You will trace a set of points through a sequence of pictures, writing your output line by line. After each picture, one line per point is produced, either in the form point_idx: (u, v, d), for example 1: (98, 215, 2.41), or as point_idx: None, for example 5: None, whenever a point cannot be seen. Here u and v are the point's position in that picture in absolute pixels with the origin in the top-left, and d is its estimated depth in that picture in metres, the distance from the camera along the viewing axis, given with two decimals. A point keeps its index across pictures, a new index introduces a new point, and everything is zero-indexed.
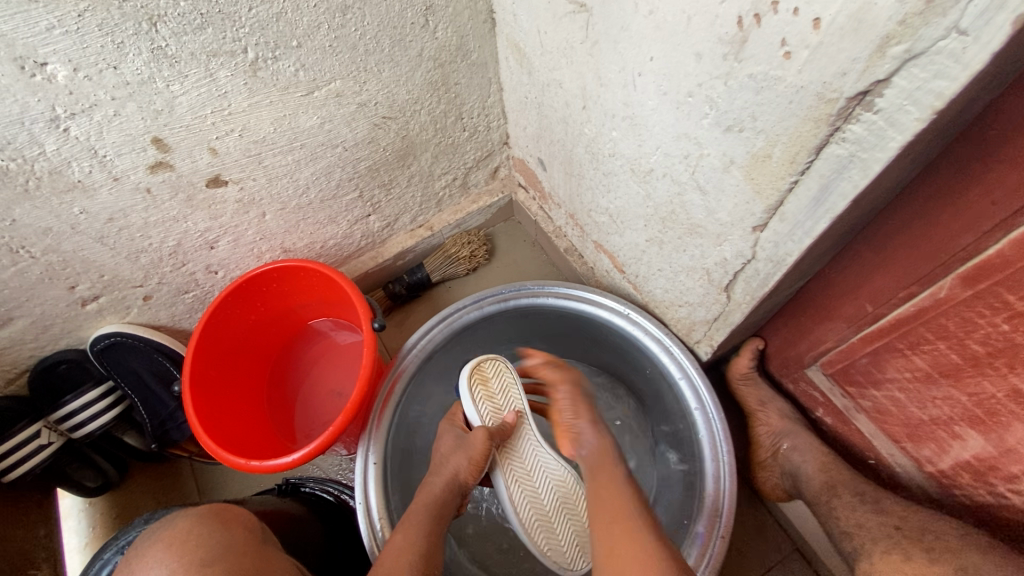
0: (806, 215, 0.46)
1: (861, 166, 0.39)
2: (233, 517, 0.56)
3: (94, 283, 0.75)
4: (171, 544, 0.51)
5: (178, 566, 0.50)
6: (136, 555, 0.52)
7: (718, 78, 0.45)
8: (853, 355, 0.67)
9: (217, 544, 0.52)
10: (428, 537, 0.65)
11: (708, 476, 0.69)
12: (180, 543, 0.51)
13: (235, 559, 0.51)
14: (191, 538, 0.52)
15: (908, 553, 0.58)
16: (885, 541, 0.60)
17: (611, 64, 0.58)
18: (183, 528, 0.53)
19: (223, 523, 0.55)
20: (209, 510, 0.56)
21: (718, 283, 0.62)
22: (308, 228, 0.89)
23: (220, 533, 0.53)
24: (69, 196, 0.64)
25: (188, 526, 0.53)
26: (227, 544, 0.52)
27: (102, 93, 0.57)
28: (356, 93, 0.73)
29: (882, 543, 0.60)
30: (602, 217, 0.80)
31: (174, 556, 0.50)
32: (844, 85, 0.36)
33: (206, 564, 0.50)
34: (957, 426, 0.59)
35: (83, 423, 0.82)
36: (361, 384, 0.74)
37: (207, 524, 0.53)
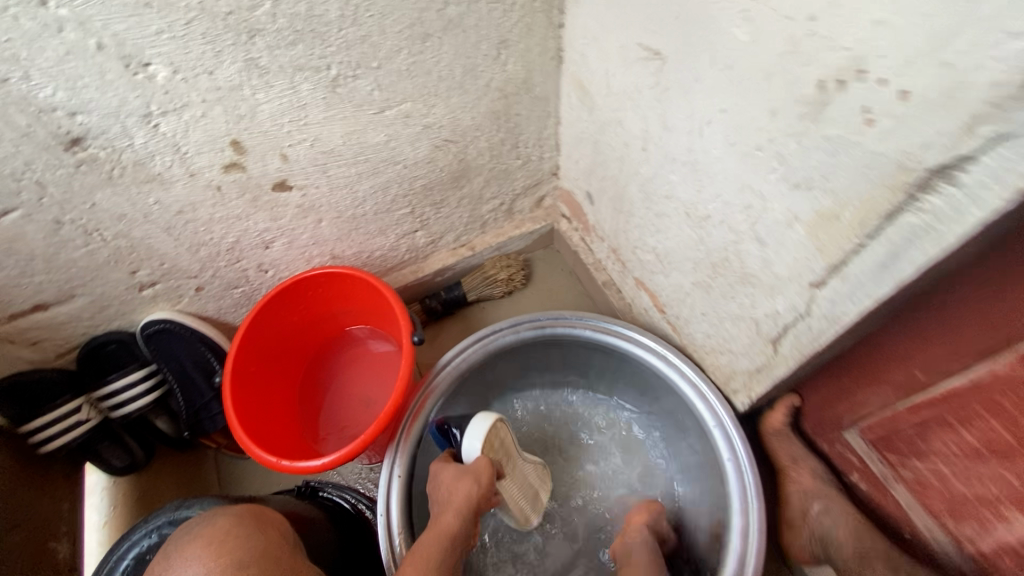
0: (870, 278, 0.46)
1: (935, 237, 0.39)
2: (270, 522, 0.56)
3: (154, 270, 0.78)
4: (208, 542, 0.51)
5: (212, 567, 0.50)
6: (175, 548, 0.52)
7: (792, 136, 0.46)
8: (897, 423, 0.66)
9: (252, 551, 0.51)
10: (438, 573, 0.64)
11: (735, 531, 0.68)
12: (217, 543, 0.51)
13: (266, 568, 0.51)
14: (229, 539, 0.52)
15: None
16: None
17: (679, 111, 0.59)
18: (220, 528, 0.53)
19: (260, 527, 0.55)
20: (246, 514, 0.55)
21: (766, 334, 0.62)
22: (358, 238, 0.91)
23: (256, 537, 0.53)
24: (147, 186, 0.67)
25: (227, 525, 0.53)
26: (265, 548, 0.52)
27: (195, 95, 0.61)
28: (423, 115, 0.76)
29: None
30: (648, 255, 0.81)
31: (211, 556, 0.50)
32: (925, 156, 0.37)
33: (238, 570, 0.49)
34: (1002, 506, 0.56)
35: (125, 403, 0.85)
36: (395, 395, 0.75)
37: (244, 526, 0.53)
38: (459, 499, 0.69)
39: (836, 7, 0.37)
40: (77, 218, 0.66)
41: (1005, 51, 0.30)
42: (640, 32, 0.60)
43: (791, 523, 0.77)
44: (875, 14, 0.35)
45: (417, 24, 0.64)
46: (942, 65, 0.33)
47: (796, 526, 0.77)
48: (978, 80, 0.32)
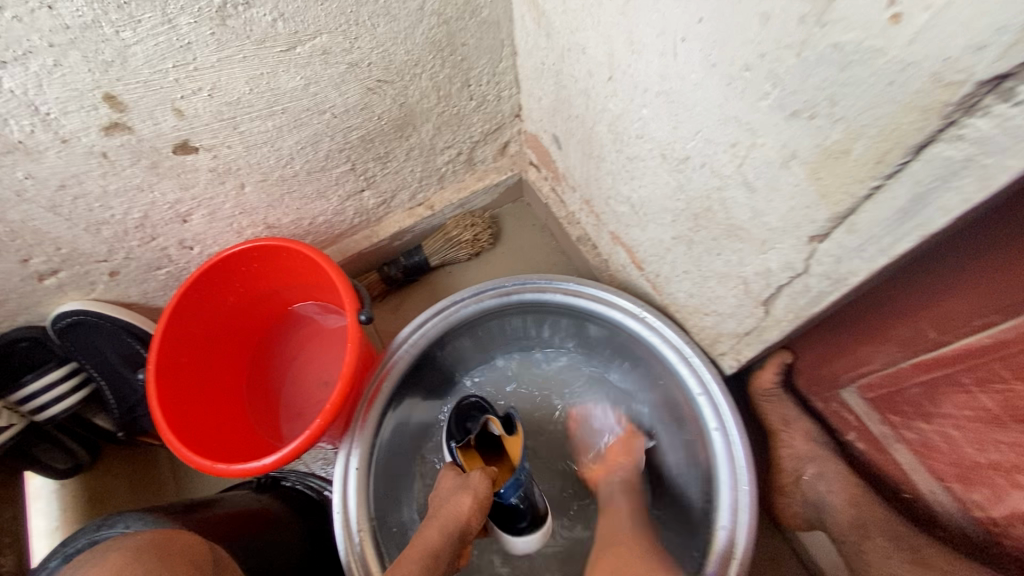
0: (885, 229, 0.37)
1: (979, 172, 0.30)
2: (181, 548, 0.51)
3: (50, 257, 0.67)
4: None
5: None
6: None
7: (789, 48, 0.35)
8: (901, 383, 0.59)
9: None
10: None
11: (723, 506, 0.62)
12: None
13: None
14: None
15: None
16: None
17: (647, 26, 0.47)
18: (113, 565, 0.48)
19: (163, 556, 0.49)
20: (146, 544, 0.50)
21: (756, 295, 0.53)
22: (294, 202, 0.80)
23: (155, 571, 0.48)
24: (10, 158, 0.55)
25: (121, 561, 0.48)
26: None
27: (38, 38, 0.48)
28: (346, 51, 0.63)
29: None
30: (623, 206, 0.71)
31: None
32: (977, 62, 0.26)
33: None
34: (1021, 475, 0.50)
35: (46, 406, 0.76)
36: (343, 382, 0.67)
37: (141, 561, 0.48)
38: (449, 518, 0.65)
39: None
40: None
41: None
42: None
43: (784, 488, 0.72)
44: None
45: None
46: None
47: (789, 491, 0.72)
48: None
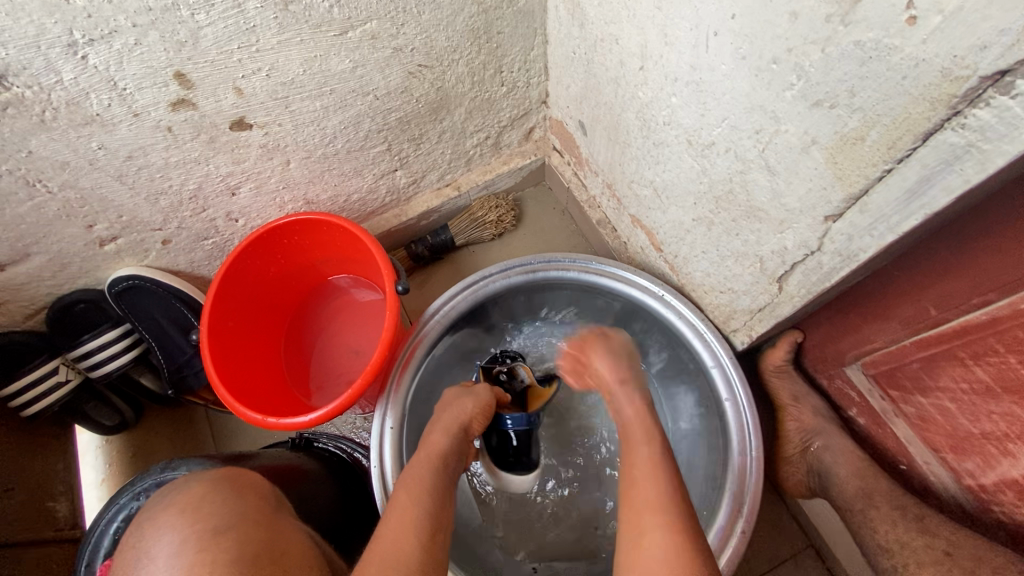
0: (895, 210, 0.41)
1: (978, 158, 0.34)
2: (251, 484, 0.52)
3: (112, 224, 0.72)
4: (182, 508, 0.46)
5: (190, 533, 0.44)
6: (144, 519, 0.47)
7: (815, 44, 0.39)
8: (903, 359, 0.63)
9: (237, 512, 0.47)
10: (434, 502, 0.59)
11: (733, 469, 0.68)
12: (194, 510, 0.46)
13: (253, 527, 0.46)
14: (204, 505, 0.46)
15: None
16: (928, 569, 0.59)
17: (681, 20, 0.52)
18: (195, 494, 0.47)
19: (239, 490, 0.50)
20: (222, 478, 0.50)
21: (771, 273, 0.58)
22: (332, 180, 0.85)
23: (236, 504, 0.48)
24: (86, 129, 0.60)
25: (203, 490, 0.48)
26: (243, 513, 0.47)
27: (123, 19, 0.52)
28: (392, 37, 0.68)
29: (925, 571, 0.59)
30: (646, 190, 0.75)
31: (187, 521, 0.45)
32: (980, 61, 0.31)
33: (221, 532, 0.45)
34: (1010, 443, 0.55)
35: (101, 363, 0.82)
36: (383, 346, 0.72)
37: (222, 490, 0.48)
38: (453, 417, 0.68)
39: None
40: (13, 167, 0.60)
41: None
42: None
43: (788, 459, 0.77)
44: None
45: None
46: None
47: (793, 461, 0.77)
48: None
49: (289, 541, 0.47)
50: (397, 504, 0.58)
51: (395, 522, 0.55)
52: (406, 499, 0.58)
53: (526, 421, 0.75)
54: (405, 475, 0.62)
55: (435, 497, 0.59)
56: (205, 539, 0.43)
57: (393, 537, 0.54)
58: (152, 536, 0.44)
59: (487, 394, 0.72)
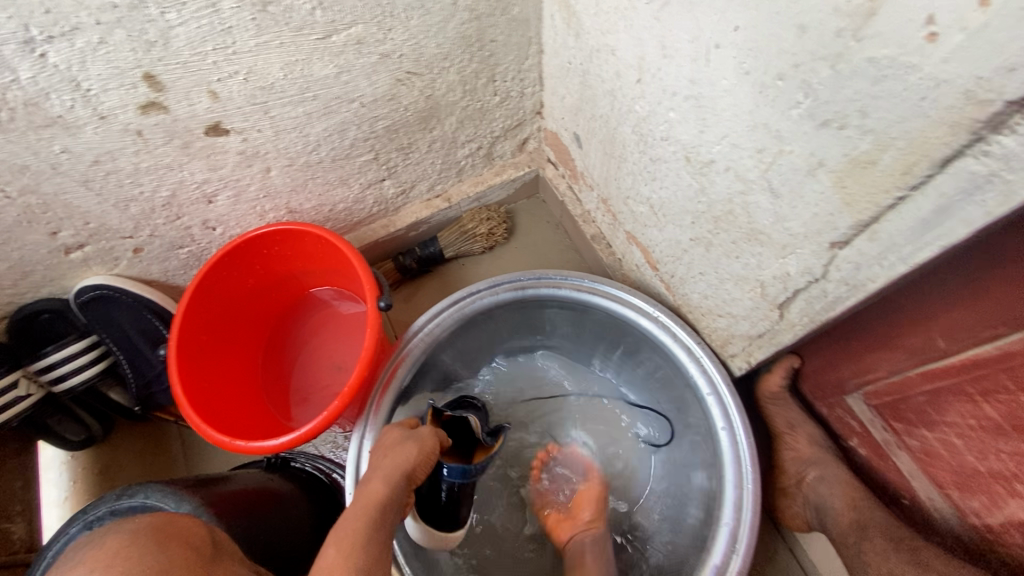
0: (908, 239, 0.38)
1: (1003, 188, 0.31)
2: (179, 530, 0.48)
3: (78, 231, 0.68)
4: (97, 565, 0.43)
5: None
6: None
7: (824, 60, 0.37)
8: (907, 390, 0.60)
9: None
10: (372, 553, 0.52)
11: (728, 504, 0.64)
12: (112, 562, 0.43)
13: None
14: (119, 562, 0.43)
15: None
16: None
17: (680, 32, 0.49)
18: (110, 549, 0.44)
19: (162, 539, 0.46)
20: (146, 527, 0.47)
21: (772, 299, 0.55)
22: (316, 188, 0.81)
23: (155, 554, 0.44)
24: (48, 132, 0.56)
25: (119, 544, 0.44)
26: (161, 567, 0.44)
27: (86, 16, 0.49)
28: (379, 42, 0.65)
29: None
30: (641, 207, 0.72)
31: None
32: (1009, 83, 0.28)
33: None
34: (1020, 484, 0.52)
35: (64, 377, 0.77)
36: (361, 366, 0.68)
37: (141, 543, 0.45)
38: (394, 459, 0.61)
39: None
40: None
41: None
42: None
43: (785, 490, 0.74)
44: None
45: None
46: None
47: (790, 492, 0.73)
48: None
49: None
50: (326, 559, 0.51)
51: None
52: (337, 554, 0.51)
53: (462, 473, 0.69)
54: (335, 530, 0.54)
55: (370, 554, 0.52)
56: None
57: None
58: None
59: (430, 439, 0.66)
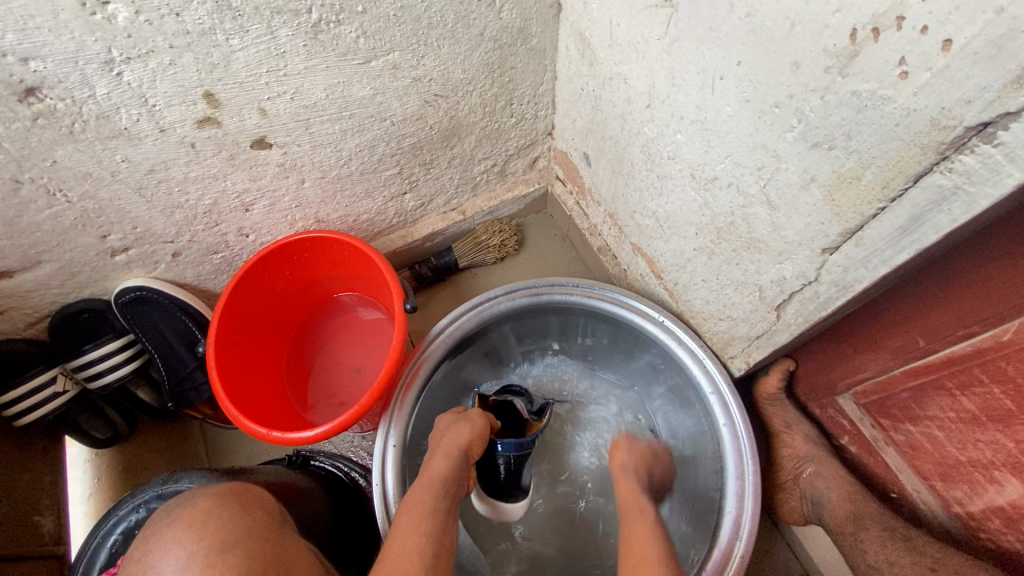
0: (888, 243, 0.44)
1: (965, 199, 0.37)
2: (256, 496, 0.53)
3: (125, 235, 0.73)
4: (191, 522, 0.47)
5: (198, 549, 0.46)
6: (151, 531, 0.48)
7: (814, 91, 0.43)
8: (893, 388, 0.66)
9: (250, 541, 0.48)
10: (437, 521, 0.60)
11: (730, 495, 0.69)
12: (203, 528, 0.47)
13: (260, 546, 0.48)
14: (211, 520, 0.48)
15: None
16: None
17: (688, 65, 0.56)
18: (202, 507, 0.49)
19: (244, 502, 0.51)
20: (228, 489, 0.51)
21: (770, 301, 0.61)
22: (344, 200, 0.87)
23: (241, 516, 0.49)
24: (113, 142, 0.62)
25: (208, 504, 0.49)
26: (247, 529, 0.48)
27: (161, 40, 0.55)
28: (412, 67, 0.71)
29: None
30: (648, 220, 0.78)
31: (194, 538, 0.46)
32: (966, 113, 0.34)
33: (227, 549, 0.46)
34: (995, 470, 0.58)
35: (100, 374, 0.82)
36: (389, 365, 0.73)
37: (227, 504, 0.50)
38: (451, 440, 0.67)
39: None
40: (38, 176, 0.61)
41: None
42: None
43: (783, 485, 0.79)
44: None
45: None
46: (994, 11, 0.30)
47: (787, 488, 0.78)
48: None
49: (292, 558, 0.49)
50: (400, 526, 0.59)
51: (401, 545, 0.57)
52: (410, 524, 0.59)
53: (517, 447, 0.74)
54: (408, 501, 0.62)
55: (439, 526, 0.60)
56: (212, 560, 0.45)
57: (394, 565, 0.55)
58: (161, 551, 0.46)
59: (482, 418, 0.71)
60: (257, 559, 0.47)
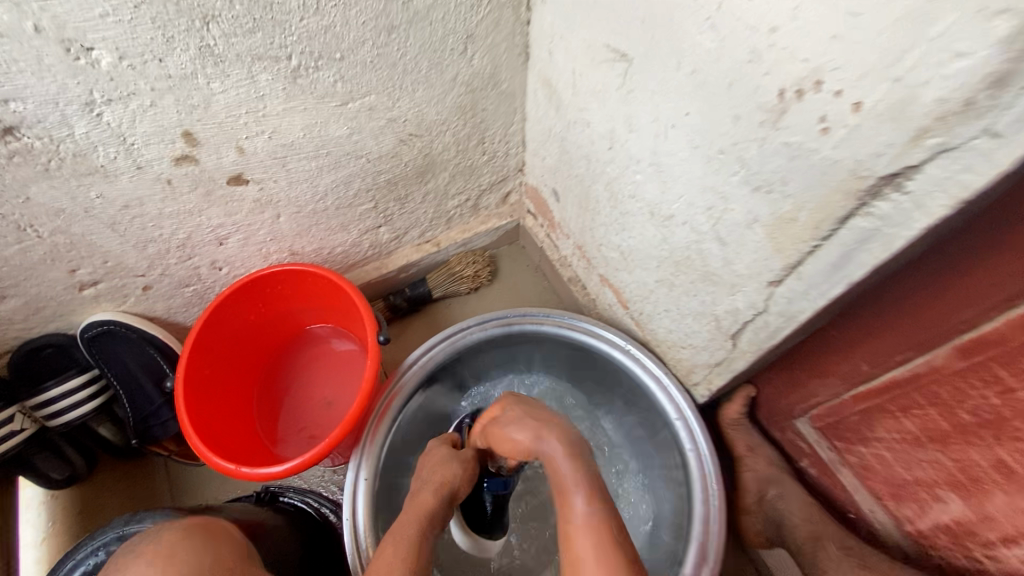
0: (824, 277, 0.48)
1: (883, 239, 0.42)
2: (222, 532, 0.54)
3: (96, 269, 0.73)
4: (157, 555, 0.49)
5: None
6: (118, 564, 0.49)
7: (753, 142, 0.48)
8: (844, 411, 0.70)
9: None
10: (418, 557, 0.59)
11: (697, 520, 0.71)
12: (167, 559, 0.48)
13: None
14: (178, 552, 0.49)
15: None
16: None
17: (645, 113, 0.61)
18: (168, 541, 0.50)
19: (212, 535, 0.53)
20: (196, 525, 0.53)
21: (725, 330, 0.65)
22: (319, 233, 0.89)
23: (208, 549, 0.51)
24: (88, 179, 0.63)
25: (176, 538, 0.50)
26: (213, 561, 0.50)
27: (142, 83, 0.57)
28: (388, 109, 0.75)
29: None
30: (613, 253, 0.82)
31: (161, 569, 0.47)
32: (877, 165, 0.39)
33: None
34: (938, 489, 0.61)
35: (62, 411, 0.79)
36: (362, 396, 0.73)
37: (194, 539, 0.51)
38: (442, 475, 0.68)
39: (797, 21, 0.39)
40: (8, 213, 0.61)
41: (949, 69, 0.32)
42: (607, 33, 0.61)
43: (747, 509, 0.81)
44: (832, 30, 0.37)
45: (382, 15, 0.63)
46: (892, 80, 0.35)
47: (751, 513, 0.80)
48: (924, 96, 0.34)
49: None
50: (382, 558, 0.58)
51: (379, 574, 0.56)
52: (393, 553, 0.59)
53: (504, 484, 0.77)
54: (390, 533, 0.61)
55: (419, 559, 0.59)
56: None
57: None
58: None
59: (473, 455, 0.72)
60: None
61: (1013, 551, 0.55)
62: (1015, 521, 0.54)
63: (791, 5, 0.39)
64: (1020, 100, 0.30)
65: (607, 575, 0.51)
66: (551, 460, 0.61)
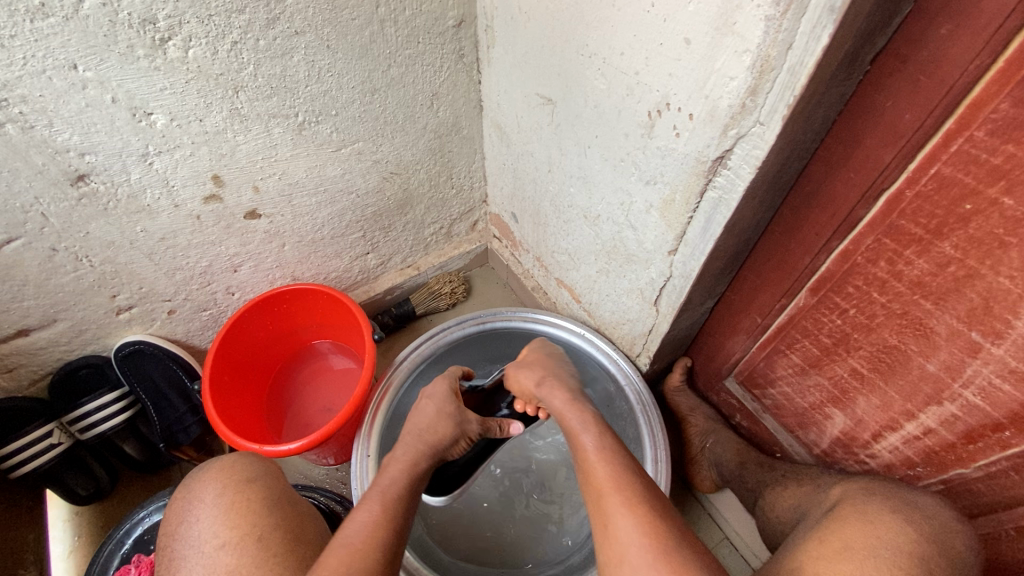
0: (700, 240, 0.67)
1: (726, 203, 0.61)
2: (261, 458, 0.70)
3: (132, 295, 0.87)
4: (222, 467, 0.65)
5: (228, 485, 0.63)
6: (190, 479, 0.65)
7: (639, 149, 0.68)
8: (753, 361, 0.85)
9: (263, 481, 0.65)
10: (402, 513, 0.63)
11: (648, 461, 0.85)
12: (228, 470, 0.64)
13: (271, 485, 0.65)
14: (238, 466, 0.66)
15: (790, 489, 0.75)
16: (774, 486, 0.78)
17: (569, 140, 0.81)
18: (228, 459, 0.66)
19: (261, 458, 0.69)
20: (246, 452, 0.69)
21: (649, 299, 0.83)
22: (317, 260, 1.05)
23: (259, 465, 0.67)
24: (136, 217, 0.79)
25: (233, 458, 0.67)
26: (264, 473, 0.66)
27: (186, 138, 0.74)
28: (373, 153, 0.94)
29: (772, 488, 0.78)
30: (563, 256, 1.01)
31: (226, 476, 0.64)
32: (709, 153, 0.59)
33: (251, 482, 0.64)
34: (826, 408, 0.77)
35: (96, 424, 0.90)
36: (363, 384, 0.88)
37: (245, 457, 0.67)
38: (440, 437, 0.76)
39: (648, 67, 0.60)
40: (71, 245, 0.76)
41: (729, 87, 0.52)
42: (536, 85, 0.82)
43: (693, 459, 0.96)
44: (668, 71, 0.58)
45: (367, 81, 0.83)
46: (704, 97, 0.55)
47: (697, 460, 0.96)
48: (722, 104, 0.54)
49: (295, 496, 0.66)
50: (363, 514, 0.60)
51: (364, 520, 0.60)
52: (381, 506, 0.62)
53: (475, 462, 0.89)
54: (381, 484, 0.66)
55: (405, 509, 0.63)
56: (241, 488, 0.63)
57: (358, 540, 0.57)
58: (200, 487, 0.63)
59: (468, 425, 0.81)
60: (272, 490, 0.65)
61: (882, 443, 0.71)
62: (876, 417, 0.70)
63: (643, 56, 0.60)
64: (767, 100, 0.51)
65: (615, 476, 0.58)
66: (552, 393, 0.74)
